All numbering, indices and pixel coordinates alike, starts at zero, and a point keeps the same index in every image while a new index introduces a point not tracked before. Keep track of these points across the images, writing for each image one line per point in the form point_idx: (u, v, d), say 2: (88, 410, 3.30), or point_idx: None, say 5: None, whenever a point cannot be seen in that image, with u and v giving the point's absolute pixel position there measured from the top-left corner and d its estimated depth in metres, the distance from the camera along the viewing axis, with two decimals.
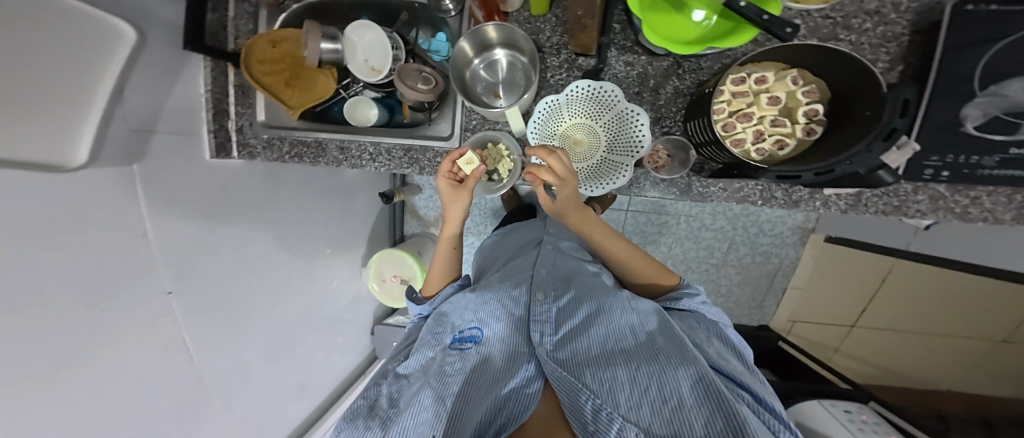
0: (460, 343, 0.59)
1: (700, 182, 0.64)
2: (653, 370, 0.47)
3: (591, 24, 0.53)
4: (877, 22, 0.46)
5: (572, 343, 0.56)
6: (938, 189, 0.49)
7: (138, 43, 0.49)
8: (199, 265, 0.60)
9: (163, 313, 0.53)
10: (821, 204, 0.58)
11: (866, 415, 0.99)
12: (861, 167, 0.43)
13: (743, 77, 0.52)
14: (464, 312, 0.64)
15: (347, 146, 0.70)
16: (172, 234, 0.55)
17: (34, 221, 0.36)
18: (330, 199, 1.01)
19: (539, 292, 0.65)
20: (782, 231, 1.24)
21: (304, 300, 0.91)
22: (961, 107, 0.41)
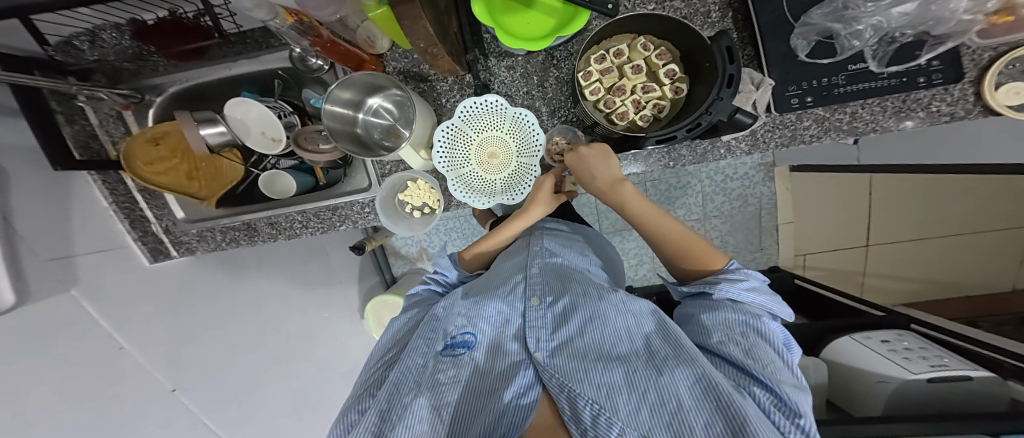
0: (452, 349, 0.50)
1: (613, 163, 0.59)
2: (653, 369, 0.38)
3: (441, 52, 0.45)
4: None
5: (572, 347, 0.45)
6: (819, 112, 0.47)
7: (21, 175, 0.48)
8: (184, 361, 0.63)
9: (163, 412, 0.56)
10: (725, 152, 0.53)
11: (908, 341, 0.77)
12: (722, 114, 0.42)
13: (602, 55, 0.52)
14: (459, 316, 0.55)
15: (276, 220, 0.65)
16: (145, 341, 0.57)
17: (23, 359, 0.40)
18: (307, 264, 1.03)
19: (533, 295, 0.55)
20: (746, 172, 1.18)
21: (303, 368, 0.93)
22: (791, 38, 0.43)
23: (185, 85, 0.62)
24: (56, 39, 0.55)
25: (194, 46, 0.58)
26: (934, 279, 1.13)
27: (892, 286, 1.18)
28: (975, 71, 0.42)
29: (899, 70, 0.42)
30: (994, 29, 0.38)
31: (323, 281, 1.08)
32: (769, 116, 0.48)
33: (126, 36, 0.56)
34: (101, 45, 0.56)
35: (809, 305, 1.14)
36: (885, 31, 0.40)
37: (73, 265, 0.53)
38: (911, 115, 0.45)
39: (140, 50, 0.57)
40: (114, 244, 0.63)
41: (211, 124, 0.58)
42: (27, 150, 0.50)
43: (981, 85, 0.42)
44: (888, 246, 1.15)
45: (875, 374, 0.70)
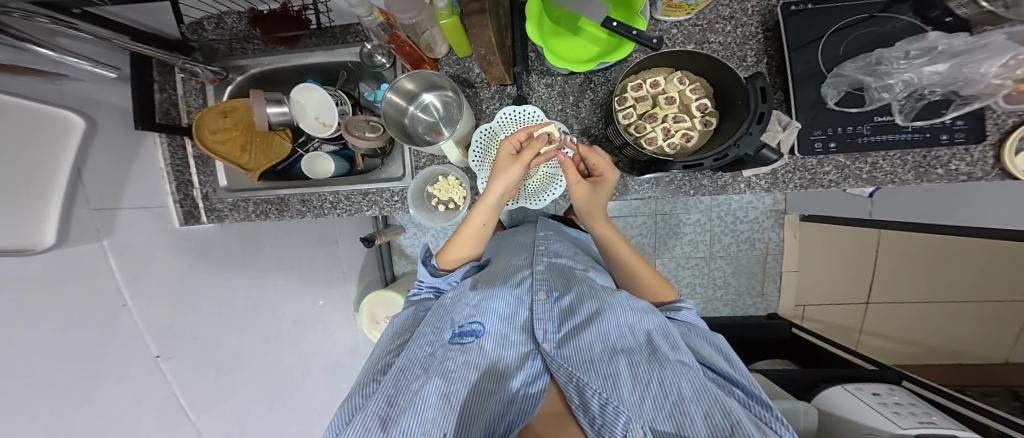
0: (460, 338, 0.51)
1: (633, 180, 0.62)
2: (656, 362, 0.44)
3: (497, 60, 0.49)
4: (735, 25, 0.53)
5: (579, 340, 0.49)
6: (840, 159, 0.50)
7: (94, 126, 0.52)
8: (182, 328, 0.63)
9: (152, 377, 0.56)
10: (745, 186, 0.56)
11: (899, 396, 0.78)
12: (749, 148, 0.46)
13: (639, 83, 0.55)
14: (466, 306, 0.56)
15: (308, 198, 0.68)
16: (148, 302, 0.58)
17: (25, 301, 0.40)
18: (313, 250, 1.04)
19: (540, 290, 0.57)
20: (756, 216, 1.19)
21: (296, 351, 0.93)
22: (819, 88, 0.48)
23: (262, 67, 0.66)
24: (190, 20, 0.64)
25: (291, 34, 0.63)
26: (924, 343, 1.14)
27: (879, 344, 1.21)
28: (998, 134, 0.45)
29: (925, 125, 0.45)
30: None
31: (326, 271, 1.09)
32: (791, 157, 0.51)
33: (243, 22, 0.64)
34: (223, 27, 0.65)
35: (804, 354, 1.13)
36: (917, 86, 0.43)
37: (115, 217, 0.56)
38: (929, 172, 0.48)
39: (248, 34, 0.65)
40: (163, 204, 0.67)
41: (275, 104, 0.62)
42: (104, 105, 0.55)
43: (1001, 148, 0.45)
44: (887, 305, 1.16)
45: (864, 426, 0.71)
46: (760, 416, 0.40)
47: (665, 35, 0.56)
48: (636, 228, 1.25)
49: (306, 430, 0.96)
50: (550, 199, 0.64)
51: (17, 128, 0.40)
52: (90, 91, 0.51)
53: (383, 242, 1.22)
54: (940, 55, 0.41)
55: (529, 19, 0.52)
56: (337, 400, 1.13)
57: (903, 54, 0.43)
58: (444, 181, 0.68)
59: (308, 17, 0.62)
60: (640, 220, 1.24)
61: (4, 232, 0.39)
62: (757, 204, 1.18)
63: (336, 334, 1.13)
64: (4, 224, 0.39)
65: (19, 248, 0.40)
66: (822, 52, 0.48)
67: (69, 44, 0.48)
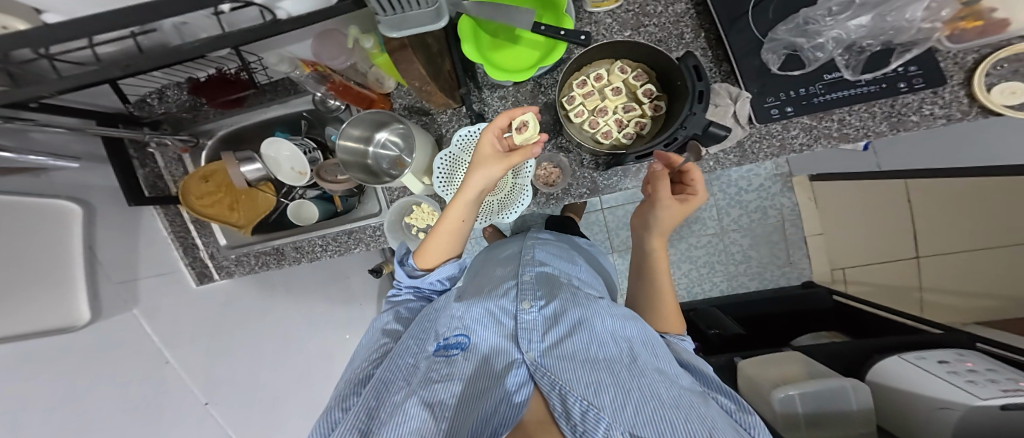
0: (445, 350, 0.50)
1: (600, 175, 0.59)
2: (637, 372, 0.42)
3: (433, 90, 0.46)
4: (666, 5, 0.53)
5: (561, 347, 0.47)
6: (805, 121, 0.47)
7: (92, 209, 0.58)
8: (222, 375, 0.70)
9: (204, 422, 0.64)
10: (714, 164, 0.53)
11: (973, 362, 0.64)
12: (696, 128, 0.43)
13: (583, 80, 0.54)
14: (451, 318, 0.56)
15: (300, 244, 0.71)
16: (184, 353, 0.66)
17: (70, 370, 0.47)
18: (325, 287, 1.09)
19: (525, 299, 0.56)
20: (762, 183, 1.12)
21: (328, 384, 0.98)
22: (761, 54, 0.46)
23: (232, 129, 0.71)
24: (134, 97, 0.64)
25: (234, 97, 0.64)
26: (1011, 294, 0.97)
27: (955, 304, 1.05)
28: (964, 73, 0.42)
29: (882, 75, 0.42)
30: (967, 34, 0.40)
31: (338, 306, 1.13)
32: (750, 126, 0.49)
33: (185, 92, 0.64)
34: (167, 100, 0.64)
35: (855, 324, 0.98)
36: (848, 41, 0.42)
37: (136, 287, 0.63)
38: (904, 121, 0.44)
39: (194, 103, 0.64)
40: (171, 267, 0.73)
41: (249, 162, 0.66)
42: (98, 189, 0.60)
43: (971, 86, 0.42)
44: (942, 257, 1.05)
45: (936, 399, 0.61)
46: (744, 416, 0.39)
47: (599, 26, 0.56)
48: None
49: None
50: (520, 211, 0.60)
51: (29, 224, 0.47)
52: (80, 177, 0.57)
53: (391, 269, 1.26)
54: (861, 8, 0.41)
55: (463, 40, 0.50)
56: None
57: (828, 11, 0.42)
58: (418, 208, 0.69)
59: (246, 76, 0.63)
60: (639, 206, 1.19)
61: (47, 315, 0.47)
62: (760, 171, 1.11)
63: None
64: (44, 308, 0.47)
65: (64, 326, 0.49)
66: (754, 13, 0.47)
67: (59, 141, 0.54)
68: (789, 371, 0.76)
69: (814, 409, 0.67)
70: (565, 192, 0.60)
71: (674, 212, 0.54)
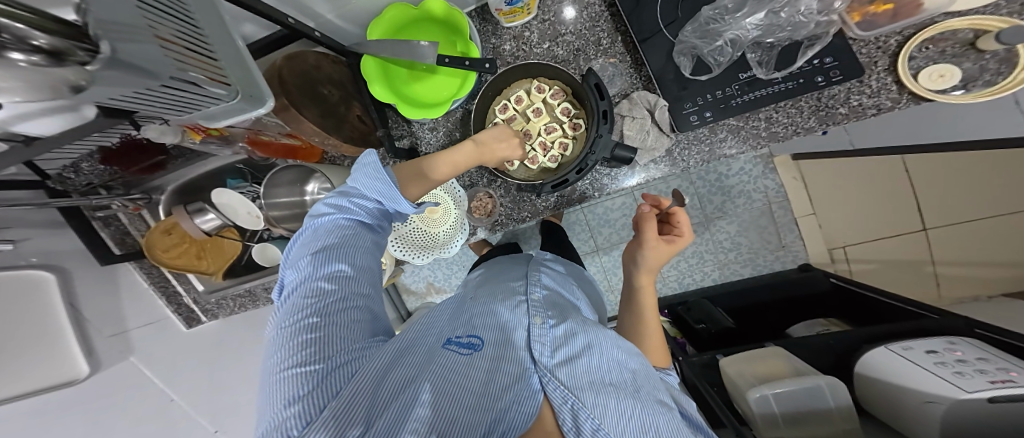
0: (452, 349, 0.36)
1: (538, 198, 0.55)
2: (649, 402, 0.33)
3: (339, 142, 0.46)
4: (579, 8, 0.48)
5: (575, 363, 0.36)
6: (732, 122, 0.45)
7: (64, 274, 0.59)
8: (224, 402, 0.75)
9: None
10: (644, 176, 0.50)
11: (963, 351, 0.59)
12: (605, 151, 0.42)
13: (504, 104, 0.53)
14: (441, 326, 0.42)
15: (268, 285, 0.76)
16: (187, 392, 0.69)
17: (66, 420, 0.50)
18: None
19: (535, 314, 0.44)
20: (742, 166, 1.07)
21: None
22: (673, 58, 0.44)
23: (181, 181, 0.74)
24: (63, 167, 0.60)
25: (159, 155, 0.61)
26: None
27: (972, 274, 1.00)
28: (889, 57, 0.40)
29: (803, 68, 0.39)
30: (878, 18, 0.39)
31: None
32: (675, 135, 0.46)
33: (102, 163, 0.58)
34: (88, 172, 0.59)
35: (857, 309, 0.92)
36: (745, 42, 0.40)
37: (127, 339, 0.66)
38: (832, 113, 0.42)
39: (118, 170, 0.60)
40: (156, 316, 0.76)
41: (201, 214, 0.68)
42: (66, 254, 0.62)
43: (898, 73, 0.39)
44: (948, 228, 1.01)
45: (920, 393, 0.56)
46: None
47: (519, 42, 0.51)
48: (617, 210, 1.16)
49: None
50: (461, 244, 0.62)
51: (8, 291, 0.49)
52: (46, 245, 0.58)
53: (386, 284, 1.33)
54: (756, 4, 0.40)
55: (371, 81, 0.50)
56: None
57: (724, 10, 0.41)
58: None
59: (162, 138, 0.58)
60: (618, 201, 1.16)
61: (50, 372, 0.51)
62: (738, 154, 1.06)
63: None
64: (46, 367, 0.51)
65: (65, 381, 0.53)
66: (660, 12, 0.44)
67: (19, 214, 0.55)
68: (775, 367, 0.72)
69: (790, 408, 0.65)
70: (506, 215, 0.58)
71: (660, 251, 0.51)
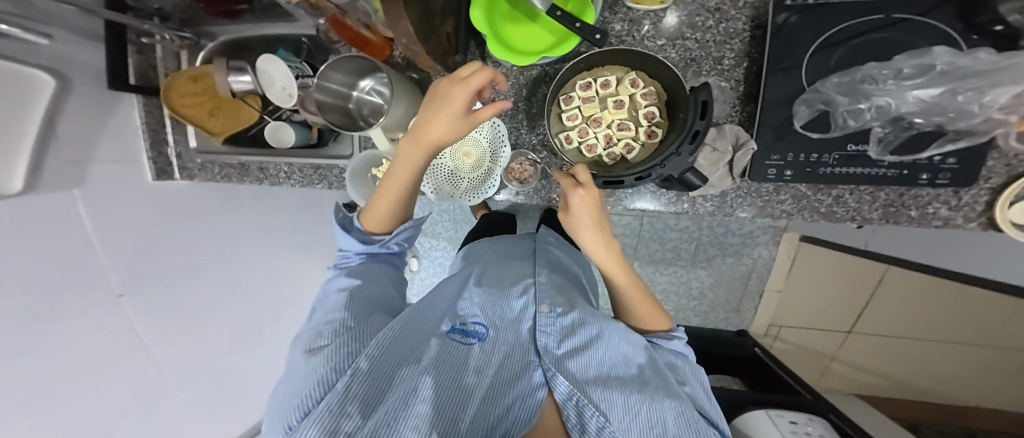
0: (460, 335, 0.41)
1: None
2: (649, 392, 0.35)
3: (417, 50, 0.42)
4: (719, 19, 0.46)
5: (578, 356, 0.39)
6: (800, 189, 0.47)
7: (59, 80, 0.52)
8: (152, 270, 0.66)
9: (115, 313, 0.59)
10: (690, 206, 0.52)
11: (813, 427, 0.69)
12: (675, 170, 0.41)
13: (588, 82, 0.50)
14: (465, 303, 0.47)
15: (266, 166, 0.71)
16: (120, 248, 0.61)
17: None
18: None
19: (542, 301, 0.45)
20: (751, 231, 1.09)
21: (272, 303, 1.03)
22: (793, 105, 0.42)
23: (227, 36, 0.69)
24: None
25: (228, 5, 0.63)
26: None
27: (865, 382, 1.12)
28: (1002, 178, 0.40)
29: (904, 161, 0.39)
30: None
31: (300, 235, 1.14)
32: (743, 180, 0.48)
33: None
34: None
35: (761, 379, 1.06)
36: (892, 113, 0.38)
37: (88, 170, 0.58)
38: (900, 212, 0.45)
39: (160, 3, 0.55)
40: (128, 158, 0.67)
41: (239, 73, 0.62)
42: (73, 65, 0.55)
43: (998, 195, 0.40)
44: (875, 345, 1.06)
45: None
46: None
47: (632, 26, 0.48)
48: (622, 226, 1.17)
49: None
50: (484, 197, 0.59)
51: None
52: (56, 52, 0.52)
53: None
54: (938, 75, 0.35)
55: (473, 3, 0.46)
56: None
57: (893, 72, 0.37)
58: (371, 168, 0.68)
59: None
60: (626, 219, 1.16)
61: None
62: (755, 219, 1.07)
63: None
64: None
65: None
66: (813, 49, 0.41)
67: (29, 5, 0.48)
68: None
69: None
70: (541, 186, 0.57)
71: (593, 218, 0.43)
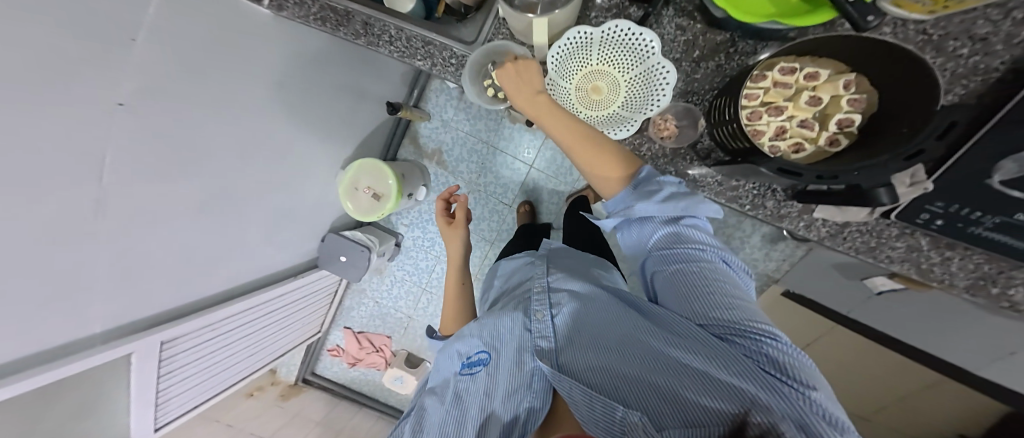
0: (470, 368, 0.57)
1: (699, 169, 0.58)
2: (651, 362, 0.42)
3: None
4: (977, 50, 0.42)
5: (564, 352, 0.50)
6: (920, 241, 0.51)
7: None
8: (163, 91, 0.55)
9: (103, 125, 0.49)
10: (804, 226, 0.55)
11: None
12: (869, 181, 0.41)
13: (794, 68, 0.50)
14: (475, 335, 0.61)
15: (372, 22, 0.60)
16: (157, 58, 0.52)
17: None
18: (337, 95, 1.06)
19: (536, 310, 0.58)
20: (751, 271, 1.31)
21: (259, 178, 0.92)
22: (999, 160, 0.40)
23: None
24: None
25: None
26: None
27: None
28: None
29: None
30: None
31: (320, 114, 1.03)
32: (881, 218, 0.51)
33: None
34: None
35: None
36: None
37: None
38: (987, 286, 0.49)
39: None
40: None
41: None
42: None
43: None
44: None
45: None
46: (779, 375, 0.35)
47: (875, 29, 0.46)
48: None
49: (230, 254, 0.99)
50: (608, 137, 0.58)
51: None
52: None
53: (405, 117, 1.28)
54: None
55: None
56: (275, 247, 1.20)
57: None
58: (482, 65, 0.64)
59: None
60: None
61: None
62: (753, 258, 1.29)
63: (311, 181, 1.18)
64: None
65: None
66: None
67: None
68: None
69: None
70: (678, 152, 0.58)
71: (531, 84, 0.51)
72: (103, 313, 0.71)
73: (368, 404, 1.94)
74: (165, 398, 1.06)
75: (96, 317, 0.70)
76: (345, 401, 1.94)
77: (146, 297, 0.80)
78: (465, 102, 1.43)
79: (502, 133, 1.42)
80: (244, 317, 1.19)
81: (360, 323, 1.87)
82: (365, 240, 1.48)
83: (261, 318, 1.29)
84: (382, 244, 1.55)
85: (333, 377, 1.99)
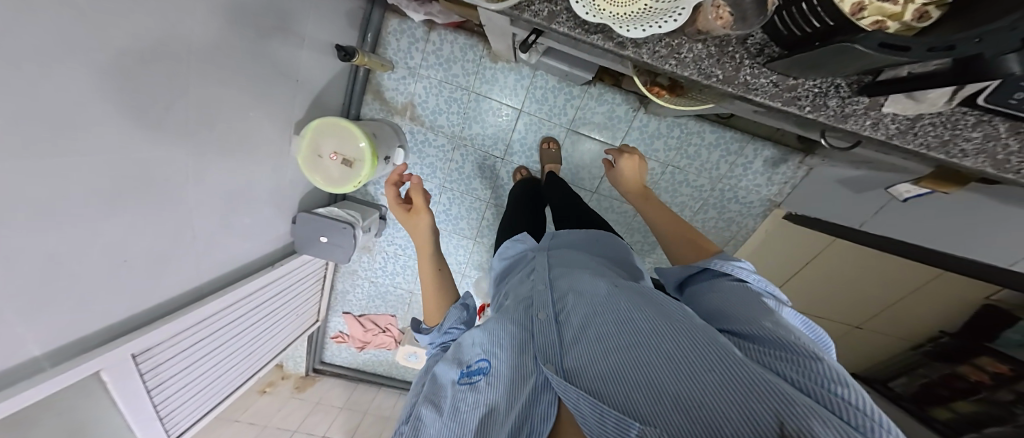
0: (469, 378, 0.49)
1: (750, 70, 0.48)
2: (657, 360, 0.38)
3: None
4: None
5: (572, 355, 0.46)
6: (997, 127, 0.45)
7: None
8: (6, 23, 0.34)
9: None
10: (870, 125, 0.47)
11: None
12: (992, 48, 0.32)
13: None
14: (476, 341, 0.54)
15: None
16: None
17: None
18: (271, 37, 0.84)
19: (540, 313, 0.55)
20: (753, 201, 1.35)
21: (190, 152, 0.73)
22: None
23: None
24: None
25: None
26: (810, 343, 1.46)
27: None
28: None
29: None
30: None
31: (256, 65, 0.82)
32: (957, 106, 0.44)
33: None
34: None
35: None
36: None
37: None
38: None
39: None
40: None
41: None
42: None
43: None
44: None
45: None
46: (811, 382, 0.31)
47: None
48: None
49: (179, 250, 0.82)
50: (644, 32, 0.44)
51: None
52: None
53: (361, 64, 1.07)
54: None
55: None
56: (239, 236, 1.04)
57: None
58: None
59: None
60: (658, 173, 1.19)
61: None
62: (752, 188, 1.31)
63: (263, 153, 0.99)
64: None
65: None
66: None
67: None
68: None
69: None
70: (729, 46, 0.47)
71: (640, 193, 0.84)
72: (45, 336, 0.59)
73: (385, 381, 1.95)
74: (168, 410, 0.97)
75: (38, 339, 0.58)
76: (362, 384, 1.93)
77: (82, 315, 0.64)
78: (434, 43, 1.21)
79: (484, 75, 1.24)
80: (226, 317, 1.06)
81: (360, 306, 1.79)
82: (347, 217, 1.34)
83: (248, 318, 1.18)
84: (366, 219, 1.41)
85: (344, 364, 1.95)
